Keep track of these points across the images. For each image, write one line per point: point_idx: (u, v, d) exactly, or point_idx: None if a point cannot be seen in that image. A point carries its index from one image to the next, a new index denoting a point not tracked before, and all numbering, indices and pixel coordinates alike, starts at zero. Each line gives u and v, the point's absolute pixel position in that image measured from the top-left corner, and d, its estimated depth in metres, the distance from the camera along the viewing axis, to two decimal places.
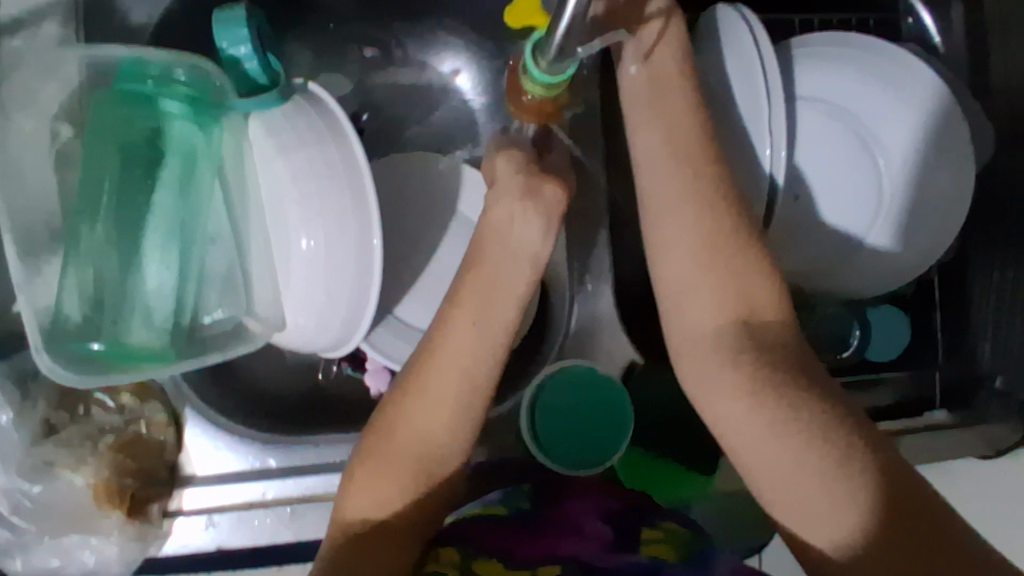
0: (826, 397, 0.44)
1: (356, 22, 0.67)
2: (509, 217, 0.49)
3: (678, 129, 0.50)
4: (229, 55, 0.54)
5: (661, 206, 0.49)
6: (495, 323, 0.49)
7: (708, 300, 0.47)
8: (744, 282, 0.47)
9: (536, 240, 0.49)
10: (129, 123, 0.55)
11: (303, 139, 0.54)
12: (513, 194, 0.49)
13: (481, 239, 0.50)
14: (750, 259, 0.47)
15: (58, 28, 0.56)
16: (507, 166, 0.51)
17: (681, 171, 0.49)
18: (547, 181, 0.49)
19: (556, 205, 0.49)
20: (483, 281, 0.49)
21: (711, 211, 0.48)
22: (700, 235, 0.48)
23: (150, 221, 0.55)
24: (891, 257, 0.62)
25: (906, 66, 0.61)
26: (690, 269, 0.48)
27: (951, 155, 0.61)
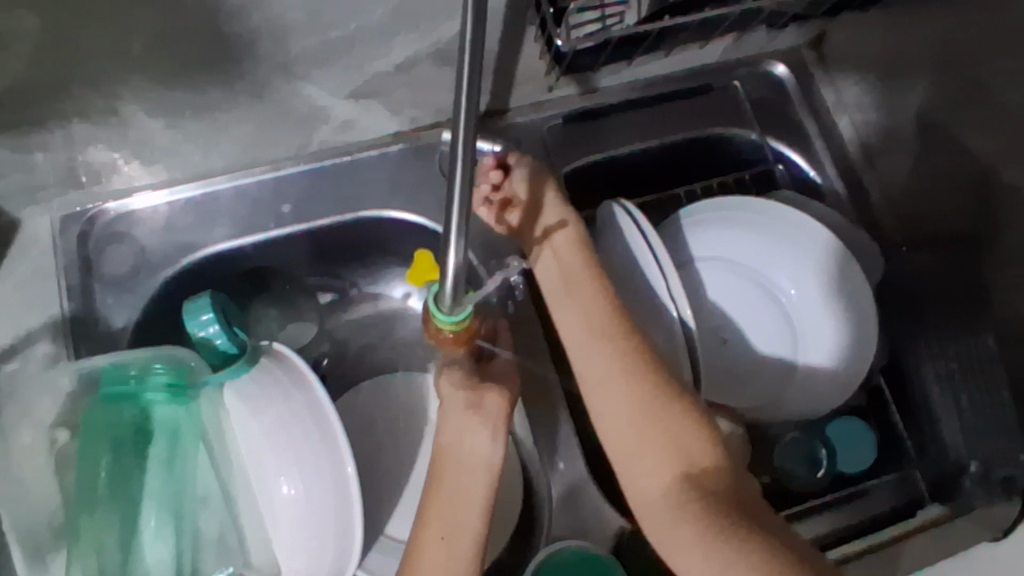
0: (768, 538, 0.47)
1: (315, 276, 0.76)
2: (458, 432, 0.58)
3: (592, 313, 0.58)
4: (201, 337, 0.62)
5: (592, 382, 0.56)
6: (462, 535, 0.54)
7: (648, 459, 0.52)
8: (678, 435, 0.52)
9: (486, 446, 0.57)
10: (118, 418, 0.61)
11: (271, 397, 0.61)
12: (459, 411, 0.59)
13: (440, 458, 0.58)
14: (677, 413, 0.53)
15: (50, 344, 0.63)
16: (451, 388, 0.60)
17: (606, 349, 0.56)
18: (487, 392, 0.59)
19: (497, 414, 0.58)
20: (445, 496, 0.56)
21: (637, 377, 0.54)
22: (630, 402, 0.54)
23: (144, 501, 0.60)
24: (822, 376, 0.69)
25: (782, 214, 0.70)
26: (627, 435, 0.53)
27: (843, 276, 0.69)
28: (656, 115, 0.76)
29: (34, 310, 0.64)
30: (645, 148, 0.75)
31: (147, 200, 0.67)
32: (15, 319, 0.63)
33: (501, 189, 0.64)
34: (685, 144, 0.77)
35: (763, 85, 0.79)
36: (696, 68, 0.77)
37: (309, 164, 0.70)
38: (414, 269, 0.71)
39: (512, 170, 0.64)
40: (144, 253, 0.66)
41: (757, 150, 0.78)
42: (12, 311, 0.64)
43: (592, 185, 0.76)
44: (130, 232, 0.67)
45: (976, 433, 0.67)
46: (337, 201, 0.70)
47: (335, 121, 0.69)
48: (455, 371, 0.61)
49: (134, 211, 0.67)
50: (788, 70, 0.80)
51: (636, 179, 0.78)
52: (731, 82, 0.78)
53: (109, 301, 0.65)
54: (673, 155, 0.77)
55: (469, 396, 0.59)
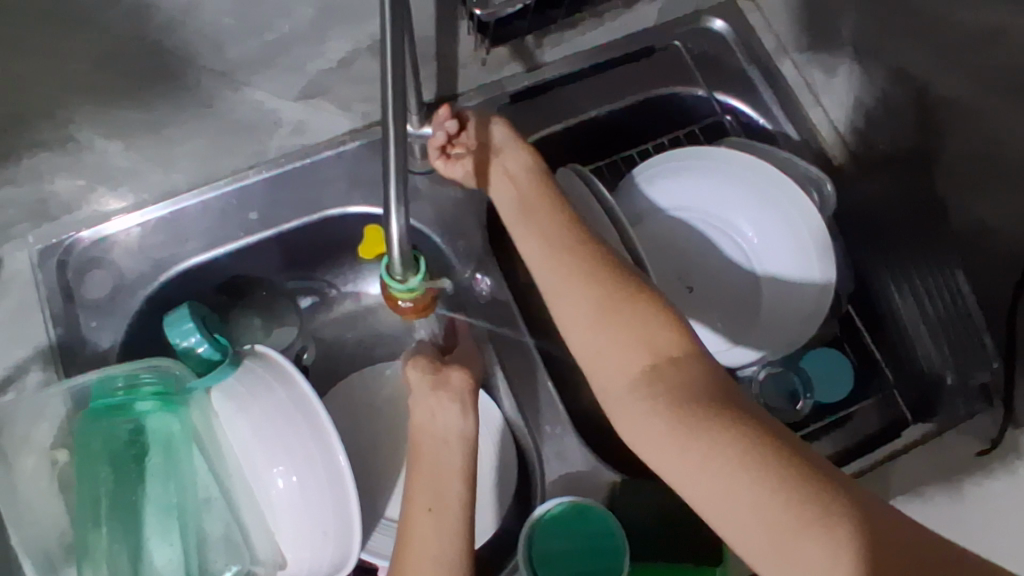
0: (743, 418, 0.47)
1: (291, 280, 0.78)
2: (429, 411, 0.62)
3: (550, 243, 0.58)
4: (183, 346, 0.65)
5: (555, 295, 0.56)
6: (449, 506, 0.57)
7: (615, 356, 0.52)
8: (648, 334, 0.52)
9: (457, 421, 0.61)
10: (113, 432, 0.63)
11: (256, 393, 0.62)
12: (426, 393, 0.63)
13: (416, 439, 0.61)
14: (646, 313, 0.53)
15: (41, 371, 0.66)
16: (417, 374, 0.65)
17: (567, 265, 0.56)
18: (452, 370, 0.64)
19: (462, 388, 0.63)
20: (429, 473, 0.59)
21: (604, 286, 0.54)
22: (595, 304, 0.54)
23: (147, 511, 0.62)
24: (785, 312, 0.70)
25: (731, 158, 0.70)
26: (594, 336, 0.53)
27: (795, 210, 0.70)
28: (603, 82, 0.77)
29: (21, 341, 0.66)
30: (596, 117, 0.77)
31: (121, 224, 0.69)
32: (4, 352, 0.66)
33: (457, 142, 0.67)
34: (634, 107, 0.78)
35: (701, 41, 0.80)
36: (634, 33, 0.79)
37: (274, 170, 0.71)
38: (366, 241, 0.74)
39: (466, 121, 0.67)
40: (122, 274, 0.68)
41: (703, 103, 0.80)
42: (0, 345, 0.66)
43: (550, 158, 0.78)
44: (106, 256, 0.69)
45: (948, 342, 0.68)
46: (301, 201, 0.72)
47: (288, 124, 0.72)
48: (418, 360, 0.66)
49: (109, 235, 0.69)
50: (725, 23, 0.81)
51: (589, 147, 0.80)
52: (671, 41, 0.80)
53: (93, 325, 0.67)
54: (624, 119, 0.79)
55: (435, 379, 0.64)
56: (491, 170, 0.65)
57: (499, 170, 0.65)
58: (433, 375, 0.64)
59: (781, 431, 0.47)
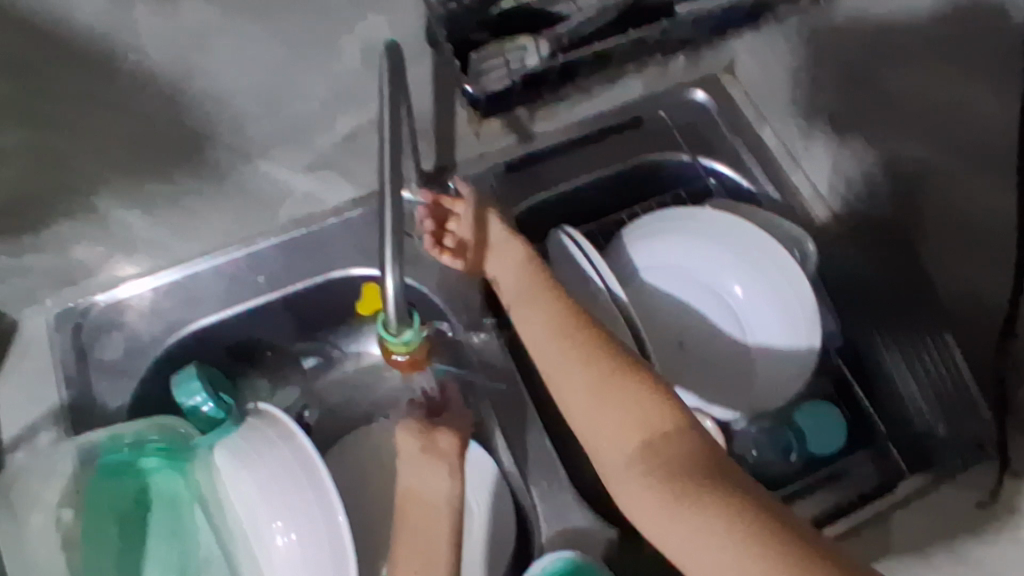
0: (731, 489, 0.50)
1: (296, 342, 0.81)
2: (419, 476, 0.69)
3: (549, 329, 0.63)
4: (189, 406, 0.68)
5: (557, 377, 0.61)
6: (436, 562, 0.64)
7: (612, 434, 0.56)
8: (640, 413, 0.56)
9: (446, 484, 0.69)
10: (119, 491, 0.66)
11: (261, 448, 0.64)
12: (416, 456, 0.70)
13: (404, 503, 0.68)
14: (638, 391, 0.57)
15: (53, 430, 0.68)
16: (408, 437, 0.71)
17: (568, 348, 0.61)
18: (441, 434, 0.71)
19: (449, 453, 0.70)
20: (416, 533, 0.66)
21: (601, 369, 0.59)
22: (593, 384, 0.58)
23: (150, 568, 0.65)
24: (776, 366, 0.72)
25: (713, 218, 0.74)
26: (593, 415, 0.58)
27: (779, 266, 0.72)
28: (592, 152, 0.82)
29: (35, 402, 0.69)
30: (585, 184, 0.81)
31: (131, 289, 0.72)
32: (19, 412, 0.68)
33: (450, 235, 0.72)
34: (622, 174, 0.82)
35: (687, 113, 0.84)
36: (622, 106, 0.84)
37: (281, 238, 0.75)
38: (364, 299, 0.78)
39: (458, 212, 0.72)
40: (135, 338, 0.71)
41: (689, 169, 0.84)
42: (15, 405, 0.69)
43: (545, 222, 0.82)
44: (120, 319, 0.72)
45: (936, 394, 0.71)
46: (306, 265, 0.75)
47: (298, 195, 0.76)
48: (410, 425, 0.72)
49: (120, 299, 0.72)
50: (706, 94, 0.85)
51: (582, 210, 0.84)
52: (657, 111, 0.84)
53: (104, 385, 0.70)
54: (613, 185, 0.83)
55: (424, 442, 0.71)
56: (489, 262, 0.71)
57: (497, 263, 0.71)
58: (423, 440, 0.71)
59: (770, 502, 0.50)
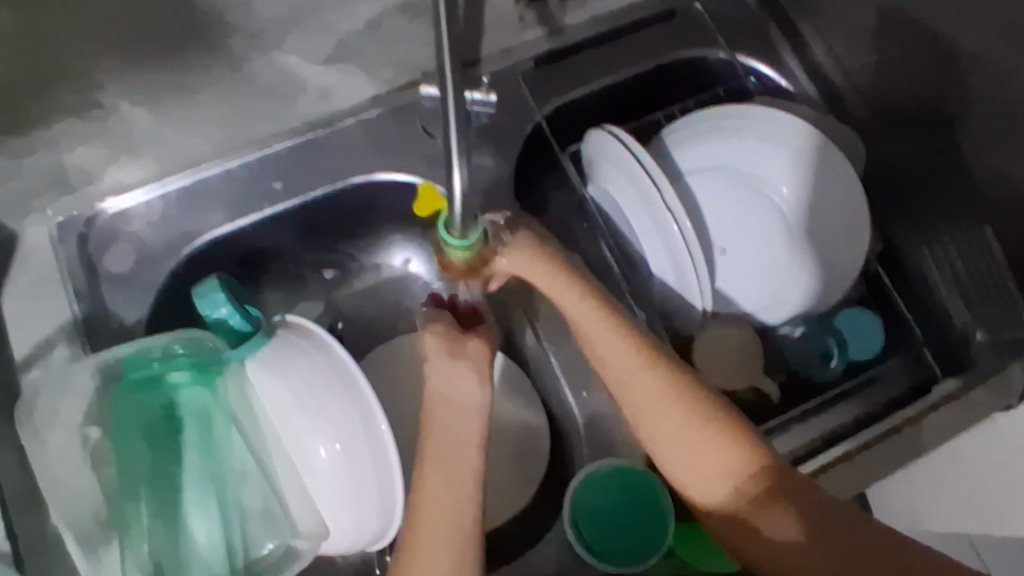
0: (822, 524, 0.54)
1: (313, 254, 0.77)
2: (447, 381, 0.61)
3: (621, 371, 0.60)
4: (214, 318, 0.64)
5: (627, 404, 0.60)
6: (460, 470, 0.58)
7: (698, 470, 0.57)
8: (725, 459, 0.56)
9: (475, 390, 0.61)
10: (147, 407, 0.62)
11: (294, 361, 0.61)
12: (444, 361, 0.62)
13: (430, 406, 0.61)
14: (715, 430, 0.57)
15: (67, 347, 0.64)
16: (434, 341, 0.63)
17: (630, 367, 0.60)
18: (470, 338, 0.63)
19: (482, 358, 0.62)
20: (440, 438, 0.59)
21: (682, 415, 0.58)
22: (672, 418, 0.58)
23: (186, 485, 0.62)
24: (820, 266, 0.72)
25: (756, 118, 0.70)
26: (673, 446, 0.58)
27: (827, 167, 0.69)
28: (623, 48, 0.77)
29: (44, 317, 0.64)
30: (619, 81, 0.76)
31: (137, 196, 0.67)
32: (27, 328, 0.64)
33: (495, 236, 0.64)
34: (656, 71, 0.78)
35: (724, 5, 0.80)
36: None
37: (295, 139, 0.70)
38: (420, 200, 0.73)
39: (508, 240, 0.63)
40: (145, 248, 0.67)
41: (726, 66, 0.80)
42: (22, 321, 0.64)
43: (578, 122, 0.78)
44: (127, 230, 0.67)
45: (978, 300, 0.69)
46: (329, 170, 0.71)
47: (314, 91, 0.70)
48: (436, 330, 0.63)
49: (126, 209, 0.67)
50: None
51: (618, 111, 0.79)
52: (693, 3, 0.79)
53: (118, 299, 0.66)
54: (649, 84, 0.79)
55: (450, 343, 0.62)
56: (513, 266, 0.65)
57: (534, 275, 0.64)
58: (449, 343, 0.62)
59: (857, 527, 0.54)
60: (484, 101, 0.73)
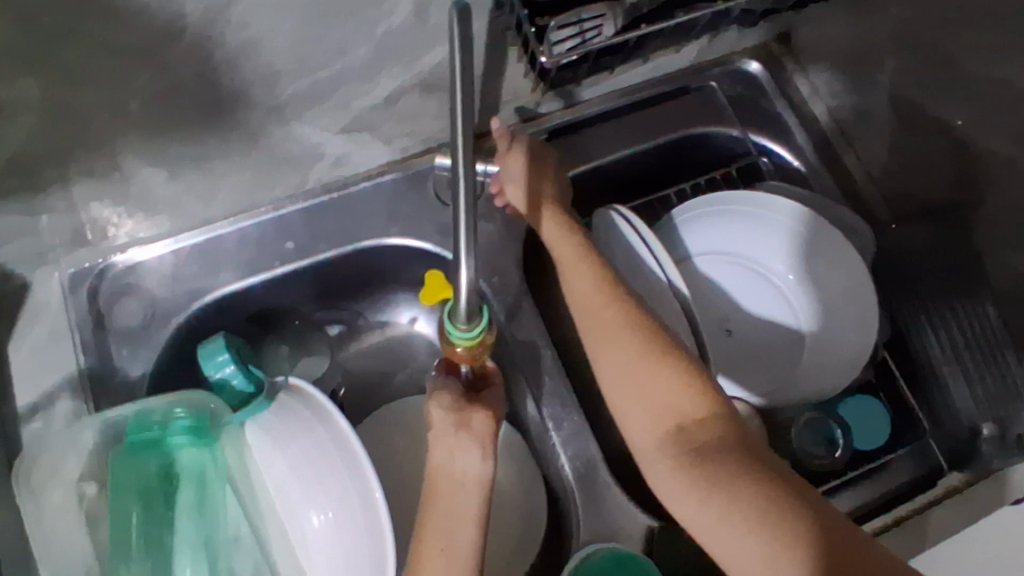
0: (759, 477, 0.51)
1: (320, 311, 0.78)
2: (449, 452, 0.61)
3: (590, 307, 0.61)
4: (217, 378, 0.65)
5: (591, 343, 0.60)
6: (458, 545, 0.58)
7: (642, 405, 0.56)
8: (674, 401, 0.56)
9: (477, 463, 0.61)
10: (144, 468, 0.62)
11: (293, 427, 0.61)
12: (449, 431, 0.62)
13: (432, 476, 0.61)
14: (669, 366, 0.56)
15: (70, 401, 0.64)
16: (440, 411, 0.62)
17: (597, 305, 0.61)
18: (475, 410, 0.62)
19: (485, 433, 0.62)
20: (442, 510, 0.59)
21: (640, 351, 0.57)
22: (631, 355, 0.57)
23: (177, 548, 0.61)
24: (831, 353, 0.70)
25: (764, 201, 0.70)
26: (623, 378, 0.57)
27: (828, 256, 0.70)
28: (638, 121, 0.78)
29: (51, 369, 0.65)
30: (631, 155, 0.77)
31: (151, 251, 0.69)
32: (33, 379, 0.65)
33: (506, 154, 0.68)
34: (667, 146, 0.79)
35: (739, 83, 0.81)
36: (673, 73, 0.79)
37: (307, 203, 0.72)
38: (425, 289, 0.75)
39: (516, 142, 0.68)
40: (156, 303, 0.68)
41: (737, 143, 0.81)
42: (28, 372, 0.65)
43: (590, 192, 0.79)
44: (139, 284, 0.68)
45: (987, 394, 0.69)
46: (341, 233, 0.72)
47: (330, 158, 0.70)
48: (444, 395, 0.63)
49: (139, 264, 0.69)
50: (761, 66, 0.82)
51: (631, 184, 0.81)
52: (708, 81, 0.80)
53: (124, 353, 0.66)
54: (661, 159, 0.80)
55: (458, 418, 0.62)
56: (544, 211, 0.67)
57: (549, 221, 0.67)
58: (457, 416, 0.62)
59: (794, 488, 0.51)
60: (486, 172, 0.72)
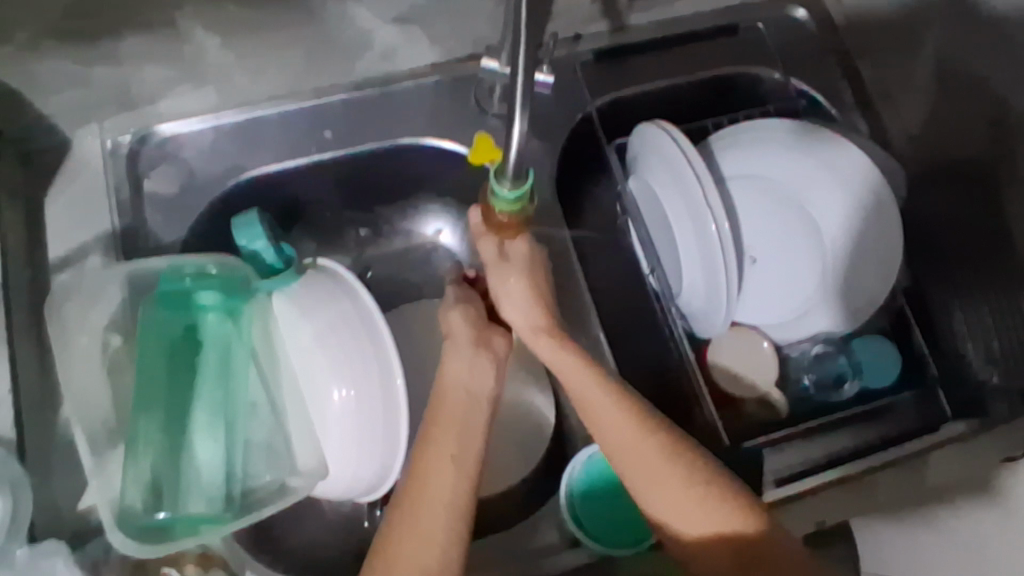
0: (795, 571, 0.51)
1: (349, 210, 0.79)
2: (466, 366, 0.60)
3: (596, 414, 0.57)
4: (247, 250, 0.65)
5: (599, 440, 0.57)
6: (467, 458, 0.56)
7: (670, 509, 0.54)
8: (698, 506, 0.54)
9: (489, 384, 0.61)
10: (170, 323, 0.62)
11: (320, 301, 0.62)
12: (467, 343, 0.61)
13: (443, 388, 0.60)
14: (679, 471, 0.55)
15: (101, 257, 0.65)
16: (463, 324, 0.63)
17: (593, 400, 0.58)
18: (497, 332, 0.63)
19: (503, 354, 0.62)
20: (450, 425, 0.57)
21: (655, 451, 0.55)
22: (641, 451, 0.56)
23: (196, 405, 0.61)
24: (855, 289, 0.70)
25: (815, 136, 0.69)
26: (640, 483, 0.55)
27: (870, 193, 0.68)
28: (681, 54, 0.78)
29: (86, 225, 0.66)
30: (671, 84, 0.78)
31: (194, 124, 0.69)
32: (66, 232, 0.66)
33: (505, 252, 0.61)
34: (708, 81, 0.79)
35: (785, 29, 0.81)
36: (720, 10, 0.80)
37: (353, 94, 0.72)
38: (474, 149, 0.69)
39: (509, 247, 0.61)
40: (191, 174, 0.69)
41: (777, 87, 0.81)
42: (63, 224, 0.66)
43: (625, 116, 0.78)
44: (177, 154, 0.69)
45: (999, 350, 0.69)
46: (379, 128, 0.72)
47: (377, 48, 0.72)
48: (469, 308, 0.64)
49: (180, 135, 0.69)
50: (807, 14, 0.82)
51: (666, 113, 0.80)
52: (755, 22, 0.81)
53: (160, 219, 0.67)
54: (700, 93, 0.80)
55: (477, 335, 0.62)
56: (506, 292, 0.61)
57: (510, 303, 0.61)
58: (477, 332, 0.63)
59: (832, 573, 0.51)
60: (545, 83, 0.73)
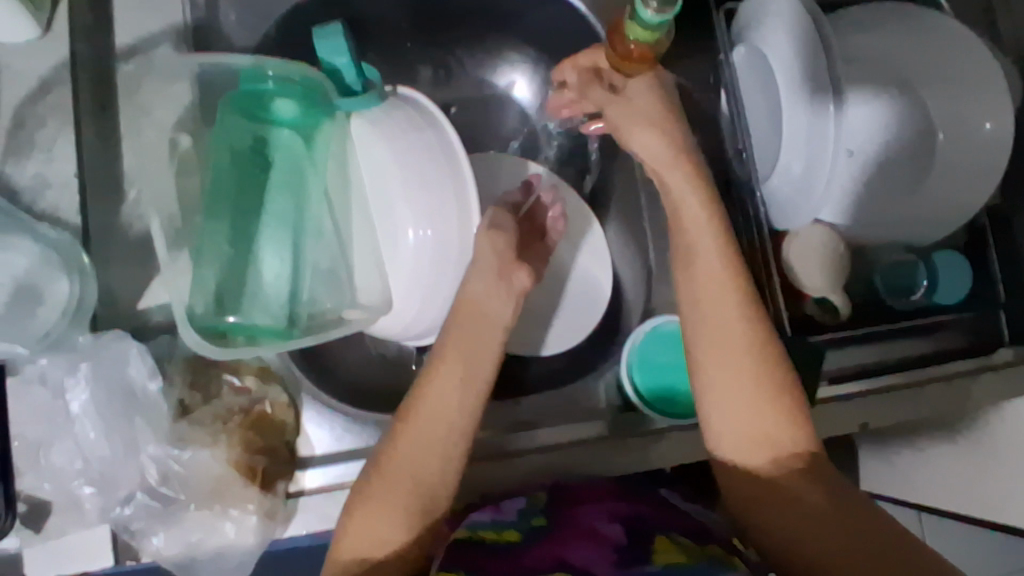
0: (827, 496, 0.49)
1: (425, 45, 0.74)
2: (482, 291, 0.56)
3: (703, 275, 0.54)
4: (327, 65, 0.59)
5: (693, 302, 0.55)
6: (477, 381, 0.54)
7: (732, 398, 0.52)
8: (759, 403, 0.52)
9: (505, 312, 0.56)
10: (243, 130, 0.59)
11: (404, 129, 0.60)
12: (490, 272, 0.56)
13: (459, 309, 0.56)
14: (756, 362, 0.52)
15: (172, 49, 0.61)
16: (490, 249, 0.57)
17: (707, 259, 0.54)
18: (519, 269, 0.57)
19: (521, 288, 0.57)
20: (463, 344, 0.55)
21: (742, 334, 0.53)
22: (732, 328, 0.53)
23: (264, 220, 0.59)
24: (956, 192, 0.65)
25: (944, 29, 0.66)
26: (712, 362, 0.53)
27: (990, 95, 0.64)
28: None
29: (157, 12, 0.61)
30: None
31: None
32: (134, 17, 0.61)
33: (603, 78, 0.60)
34: None
35: None
36: None
37: None
38: None
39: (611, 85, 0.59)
40: None
41: None
42: (131, 8, 0.61)
43: None
44: None
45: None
46: None
47: None
48: (499, 235, 0.58)
49: None
50: None
51: None
52: None
53: (233, 20, 0.64)
54: None
55: (501, 266, 0.57)
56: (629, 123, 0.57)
57: (635, 136, 0.57)
58: (501, 263, 0.57)
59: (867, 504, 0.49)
60: None
